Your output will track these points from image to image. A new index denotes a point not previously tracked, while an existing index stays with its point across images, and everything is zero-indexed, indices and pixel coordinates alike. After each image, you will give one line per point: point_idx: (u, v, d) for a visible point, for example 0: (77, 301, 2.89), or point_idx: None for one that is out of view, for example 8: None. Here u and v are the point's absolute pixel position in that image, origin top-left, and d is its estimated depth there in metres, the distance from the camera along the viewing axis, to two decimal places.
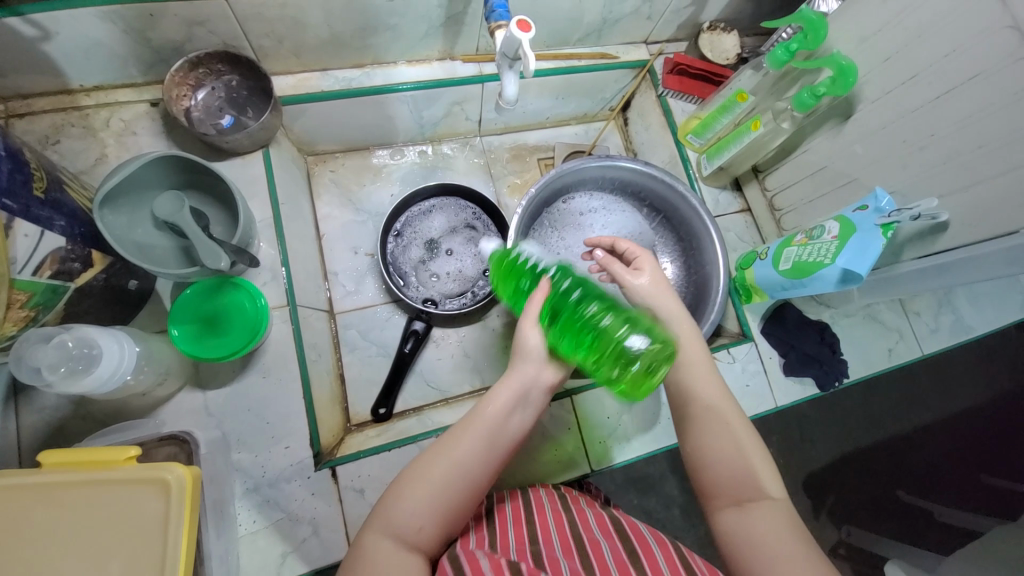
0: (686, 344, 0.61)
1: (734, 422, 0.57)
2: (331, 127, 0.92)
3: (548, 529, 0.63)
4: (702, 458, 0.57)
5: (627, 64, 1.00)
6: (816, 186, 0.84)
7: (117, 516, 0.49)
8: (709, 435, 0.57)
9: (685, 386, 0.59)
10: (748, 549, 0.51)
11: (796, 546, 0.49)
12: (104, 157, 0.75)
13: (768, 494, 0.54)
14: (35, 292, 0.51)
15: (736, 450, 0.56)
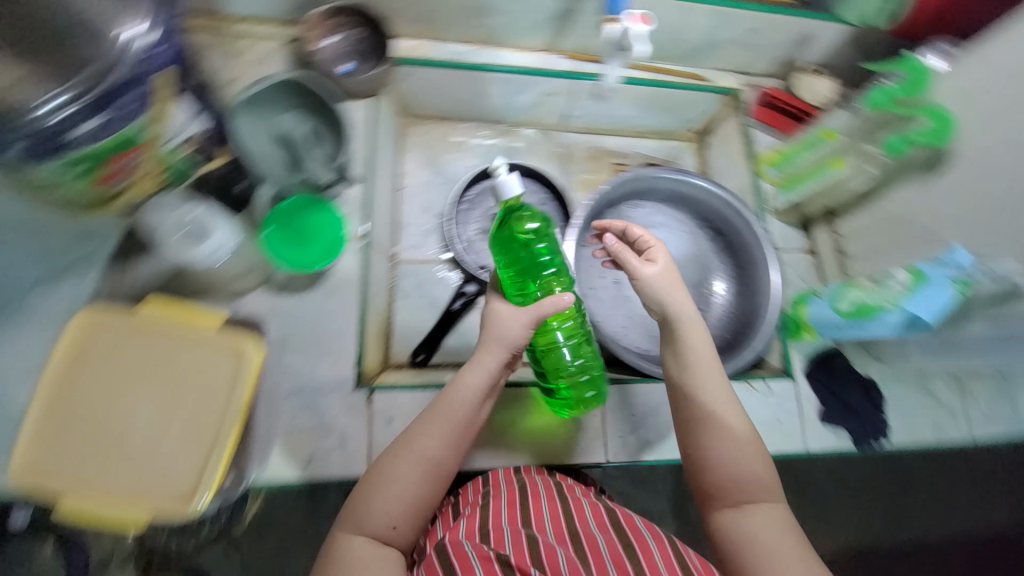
0: (699, 341, 0.62)
1: (739, 424, 0.59)
2: (431, 93, 0.99)
3: (542, 513, 0.65)
4: (703, 451, 0.59)
5: (719, 89, 1.02)
6: (890, 235, 0.83)
7: (193, 369, 0.56)
8: (712, 431, 0.59)
9: (695, 381, 0.61)
10: (740, 541, 0.53)
11: (793, 544, 0.52)
12: (238, 77, 0.84)
13: (766, 495, 0.56)
14: (171, 165, 0.61)
15: (739, 451, 0.57)
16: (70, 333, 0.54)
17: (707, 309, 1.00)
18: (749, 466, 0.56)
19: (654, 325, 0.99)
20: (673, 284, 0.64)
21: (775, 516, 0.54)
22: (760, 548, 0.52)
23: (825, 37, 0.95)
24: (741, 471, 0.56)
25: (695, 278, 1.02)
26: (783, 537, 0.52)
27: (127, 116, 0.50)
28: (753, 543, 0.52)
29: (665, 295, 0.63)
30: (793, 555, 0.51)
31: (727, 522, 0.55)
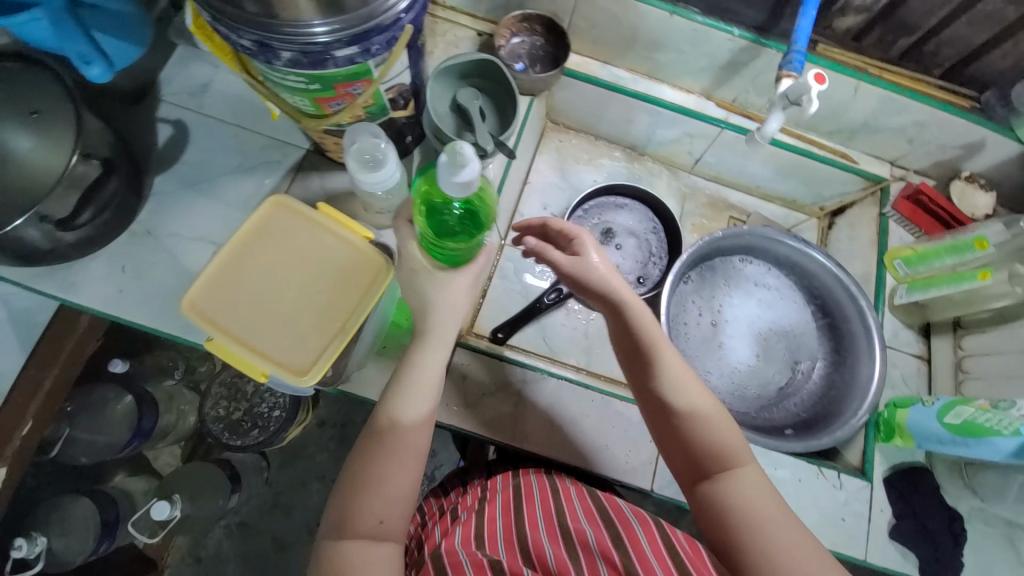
0: (651, 327, 0.68)
1: (703, 405, 0.65)
2: (582, 107, 1.07)
3: (533, 514, 0.71)
4: (693, 443, 0.64)
5: (863, 173, 1.01)
6: (1023, 364, 0.76)
7: (338, 269, 0.64)
8: (691, 418, 0.65)
9: (668, 374, 0.66)
10: (735, 509, 0.60)
11: (766, 500, 0.61)
12: (431, 52, 0.97)
13: (739, 464, 0.63)
14: (375, 103, 0.70)
15: (713, 432, 0.64)
16: (261, 209, 0.64)
17: (793, 386, 0.97)
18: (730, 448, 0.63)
19: (736, 381, 0.97)
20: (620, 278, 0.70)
21: (759, 484, 0.62)
22: (755, 521, 0.59)
23: (996, 149, 0.92)
24: (723, 449, 0.64)
25: (790, 353, 0.99)
26: (768, 502, 0.60)
27: (372, 53, 0.60)
28: (749, 518, 0.59)
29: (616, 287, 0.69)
30: (779, 517, 0.59)
31: (722, 503, 0.61)
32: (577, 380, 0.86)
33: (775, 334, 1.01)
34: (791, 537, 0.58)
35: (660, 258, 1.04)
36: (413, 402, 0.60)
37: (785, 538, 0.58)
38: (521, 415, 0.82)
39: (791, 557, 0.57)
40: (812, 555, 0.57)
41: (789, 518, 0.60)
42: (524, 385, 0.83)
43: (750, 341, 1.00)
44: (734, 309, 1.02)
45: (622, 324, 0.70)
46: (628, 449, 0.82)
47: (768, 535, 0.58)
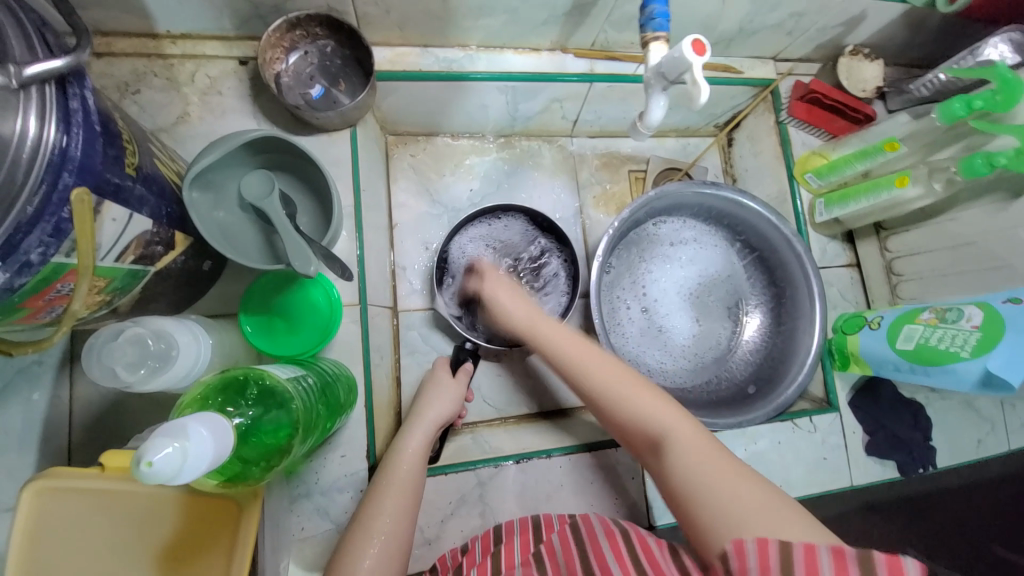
0: (543, 328, 0.61)
1: (602, 375, 0.55)
2: (422, 108, 0.84)
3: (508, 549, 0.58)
4: (621, 424, 0.53)
5: (750, 82, 0.89)
6: (954, 260, 0.74)
7: (184, 512, 0.46)
8: (605, 398, 0.54)
9: (573, 365, 0.57)
10: (672, 489, 0.47)
11: (711, 466, 0.46)
12: (185, 115, 0.68)
13: (664, 429, 0.50)
14: (115, 277, 0.46)
15: (624, 402, 0.53)
16: (24, 511, 0.44)
17: (739, 338, 0.94)
18: (654, 416, 0.51)
19: (685, 359, 0.92)
20: (521, 300, 0.64)
21: (697, 440, 0.48)
22: (694, 484, 0.45)
23: (877, 18, 0.82)
24: (643, 421, 0.51)
25: (730, 305, 0.95)
26: (711, 458, 0.46)
27: (39, 264, 0.38)
28: (692, 490, 0.45)
29: (514, 310, 0.63)
30: (726, 471, 0.45)
31: (665, 480, 0.48)
32: (539, 449, 0.75)
33: (707, 291, 0.95)
34: (742, 491, 0.44)
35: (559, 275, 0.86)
36: (403, 464, 0.62)
37: (734, 491, 0.44)
38: (494, 520, 0.70)
39: (740, 511, 0.42)
40: (770, 503, 0.43)
41: (740, 468, 0.46)
42: (483, 488, 0.71)
43: (685, 311, 0.94)
44: (659, 283, 0.94)
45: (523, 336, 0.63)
46: (615, 498, 0.74)
47: (714, 494, 0.44)
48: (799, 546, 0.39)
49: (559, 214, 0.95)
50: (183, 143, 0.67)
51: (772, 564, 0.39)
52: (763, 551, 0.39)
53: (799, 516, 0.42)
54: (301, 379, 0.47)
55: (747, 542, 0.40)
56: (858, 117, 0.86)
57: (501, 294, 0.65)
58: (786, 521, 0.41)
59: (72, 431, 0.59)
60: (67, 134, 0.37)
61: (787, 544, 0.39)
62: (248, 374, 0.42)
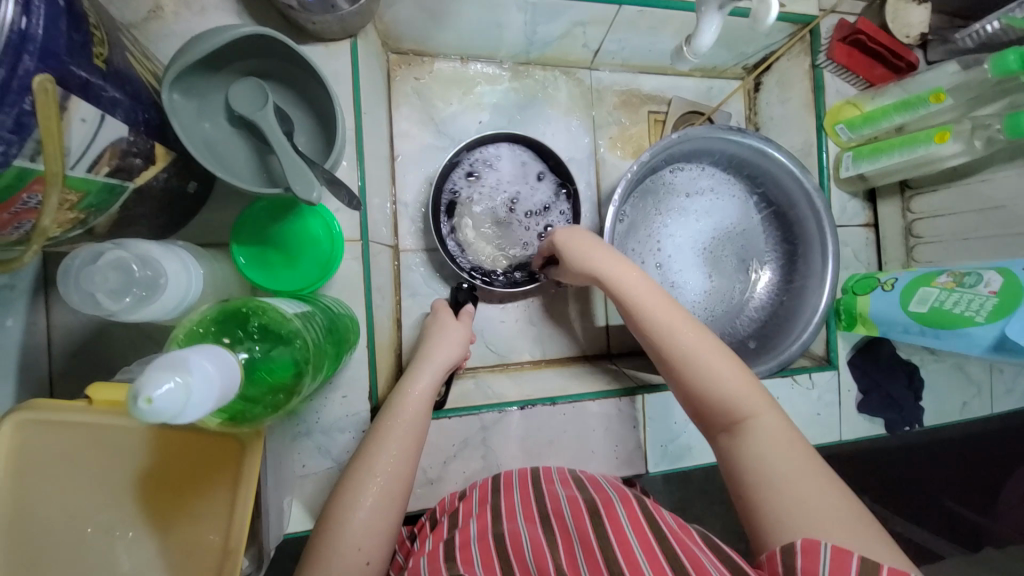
0: (651, 293, 0.57)
1: (692, 340, 0.54)
2: (428, 22, 0.75)
3: (511, 500, 0.59)
4: (702, 395, 0.52)
5: (793, 17, 0.81)
6: (977, 224, 0.72)
7: (183, 448, 0.43)
8: (699, 372, 0.52)
9: (659, 322, 0.55)
10: (749, 478, 0.47)
11: (802, 466, 0.46)
12: (157, 10, 0.58)
13: (757, 420, 0.49)
14: (88, 192, 0.40)
15: (719, 381, 0.52)
16: (4, 441, 0.41)
17: (747, 295, 0.92)
18: (741, 397, 0.50)
19: (691, 314, 0.90)
20: (616, 258, 0.60)
21: (785, 434, 0.48)
22: (774, 476, 0.46)
23: None
24: (730, 399, 0.51)
25: (742, 260, 0.93)
26: (798, 460, 0.46)
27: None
28: (769, 479, 0.46)
29: (606, 264, 0.60)
30: (810, 470, 0.46)
31: (736, 463, 0.49)
32: (543, 396, 0.75)
33: (721, 245, 0.92)
34: (822, 490, 0.44)
35: (558, 212, 0.81)
36: (408, 404, 0.60)
37: (815, 492, 0.44)
38: (496, 464, 0.71)
39: (816, 510, 0.43)
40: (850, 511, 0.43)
41: (825, 473, 0.46)
42: (486, 432, 0.71)
43: (697, 265, 0.92)
44: (674, 235, 0.91)
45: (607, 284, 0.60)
46: (615, 445, 0.75)
47: (783, 487, 0.45)
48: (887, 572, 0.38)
49: (572, 155, 0.89)
50: (156, 43, 0.58)
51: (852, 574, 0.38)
52: (840, 561, 0.39)
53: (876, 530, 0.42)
54: (307, 315, 0.44)
55: (821, 546, 0.40)
56: (900, 65, 0.81)
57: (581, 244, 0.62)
58: (865, 537, 0.41)
59: (51, 361, 0.54)
60: (27, 17, 0.30)
61: (874, 566, 0.38)
62: (248, 306, 0.38)
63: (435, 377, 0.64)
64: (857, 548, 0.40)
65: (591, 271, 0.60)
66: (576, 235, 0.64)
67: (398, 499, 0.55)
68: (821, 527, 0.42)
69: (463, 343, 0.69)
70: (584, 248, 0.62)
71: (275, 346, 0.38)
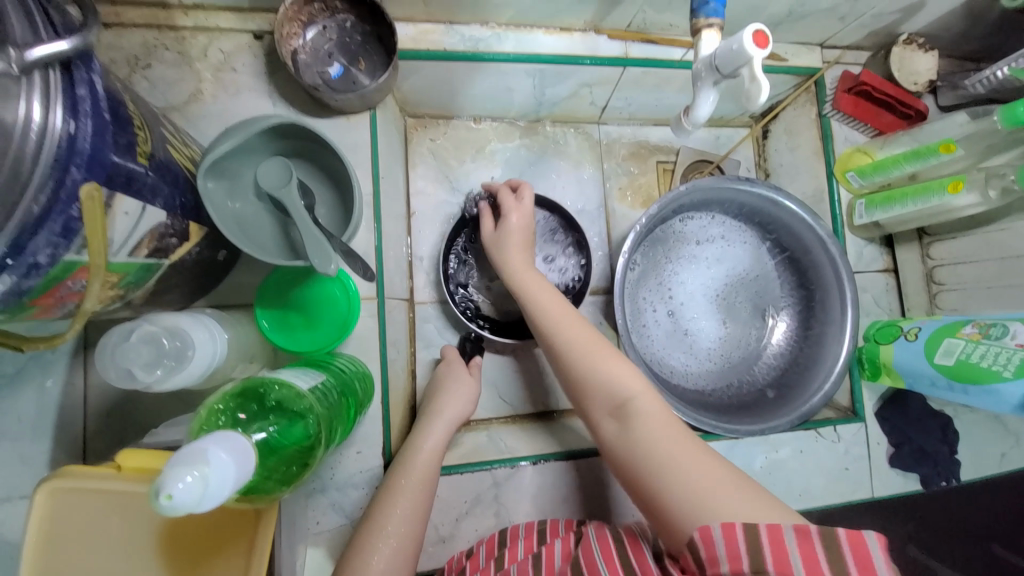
0: (521, 271, 0.66)
1: (581, 335, 0.60)
2: (442, 89, 0.80)
3: (515, 552, 0.59)
4: (591, 387, 0.56)
5: (795, 70, 0.83)
6: (1002, 272, 0.70)
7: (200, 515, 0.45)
8: (589, 366, 0.57)
9: (546, 317, 0.62)
10: (642, 462, 0.48)
11: (671, 439, 0.48)
12: (197, 94, 0.64)
13: (635, 399, 0.53)
14: (128, 272, 0.44)
15: (611, 373, 0.55)
16: (39, 508, 0.43)
17: (765, 342, 0.90)
18: (625, 386, 0.54)
19: (707, 362, 0.89)
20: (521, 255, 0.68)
21: (667, 413, 0.52)
22: (664, 457, 0.47)
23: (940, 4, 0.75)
24: (613, 387, 0.54)
25: (757, 307, 0.92)
26: (678, 435, 0.49)
27: (46, 265, 0.35)
28: (652, 458, 0.48)
29: (515, 257, 0.68)
30: (687, 445, 0.48)
31: (627, 447, 0.50)
32: (557, 451, 0.74)
33: (734, 291, 0.92)
34: (703, 464, 0.46)
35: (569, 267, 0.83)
36: (419, 462, 0.61)
37: (702, 468, 0.45)
38: (508, 521, 0.70)
39: (695, 479, 0.45)
40: (721, 475, 0.45)
41: (712, 452, 0.48)
42: (499, 488, 0.71)
43: (711, 312, 0.91)
44: (686, 282, 0.91)
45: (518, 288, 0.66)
46: (631, 502, 0.73)
47: (674, 464, 0.46)
48: (765, 529, 0.39)
49: (581, 207, 0.91)
50: (196, 124, 0.63)
51: (739, 550, 0.39)
52: (730, 535, 0.40)
53: (762, 500, 0.43)
54: (321, 385, 0.45)
55: (713, 527, 0.40)
56: (908, 113, 0.81)
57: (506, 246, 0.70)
58: (743, 503, 0.43)
59: (85, 419, 0.58)
60: (75, 123, 0.34)
61: (754, 527, 0.39)
62: (266, 382, 0.40)
63: (446, 434, 0.65)
64: (740, 514, 0.42)
65: (507, 267, 0.67)
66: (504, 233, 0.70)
67: (410, 559, 0.55)
68: (706, 500, 0.43)
69: (473, 398, 0.70)
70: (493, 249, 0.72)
71: (289, 418, 0.39)
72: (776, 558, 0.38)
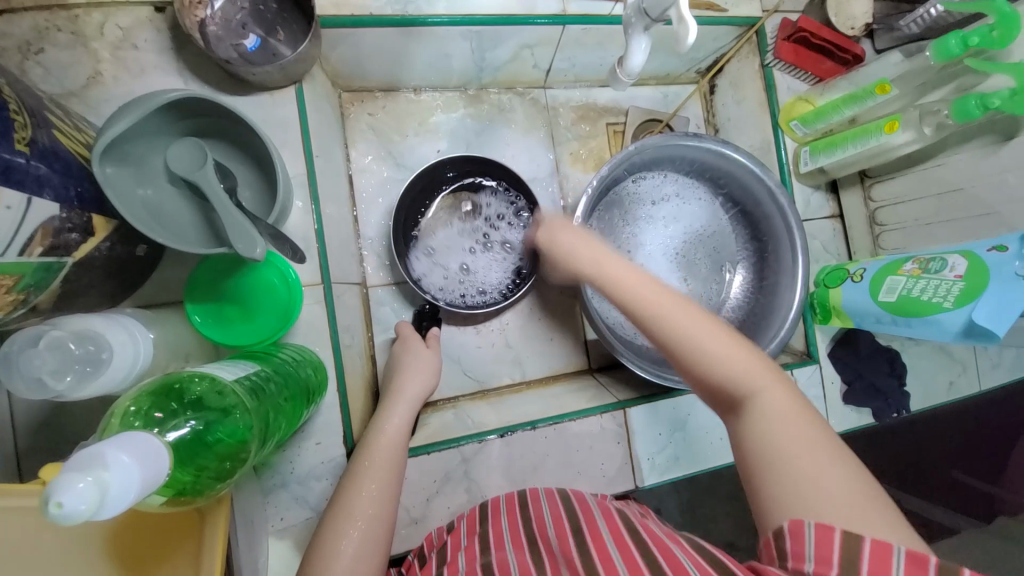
0: (603, 254, 0.57)
1: (687, 314, 0.51)
2: (373, 59, 0.75)
3: (498, 529, 0.57)
4: (699, 376, 0.50)
5: (735, 21, 0.82)
6: (939, 208, 0.73)
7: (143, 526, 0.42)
8: (702, 356, 0.49)
9: (645, 302, 0.52)
10: (768, 461, 0.43)
11: (801, 441, 0.43)
12: (96, 76, 0.58)
13: (757, 392, 0.47)
14: (24, 274, 0.40)
15: (722, 364, 0.48)
16: None
17: (722, 297, 0.92)
18: (745, 372, 0.47)
19: None
20: (589, 242, 0.59)
21: (791, 404, 0.46)
22: (780, 452, 0.43)
23: None
24: (727, 377, 0.48)
25: (713, 262, 0.93)
26: (804, 432, 0.44)
27: None
28: (776, 459, 0.43)
29: (580, 246, 0.59)
30: (818, 447, 0.43)
31: (744, 444, 0.46)
32: (522, 421, 0.74)
33: (691, 249, 0.92)
34: (835, 474, 0.41)
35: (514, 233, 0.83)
36: (383, 445, 0.59)
37: (824, 471, 0.41)
38: (480, 495, 0.70)
39: (832, 495, 0.40)
40: (862, 489, 0.40)
41: (840, 451, 0.43)
42: (468, 464, 0.70)
43: (670, 272, 0.92)
44: (643, 244, 0.91)
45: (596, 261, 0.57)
46: (602, 463, 0.74)
47: (805, 473, 0.41)
48: (868, 540, 0.37)
49: (533, 175, 0.89)
50: (97, 109, 0.58)
51: (831, 554, 0.37)
52: (824, 537, 0.38)
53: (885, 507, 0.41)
54: (253, 376, 0.43)
55: (806, 524, 0.39)
56: (846, 58, 0.82)
57: (560, 235, 0.62)
58: (872, 515, 0.39)
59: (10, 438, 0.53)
60: None
61: (856, 536, 0.37)
62: (186, 377, 0.37)
63: (411, 414, 0.64)
64: (867, 526, 0.38)
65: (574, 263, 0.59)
66: (556, 219, 0.63)
67: (383, 538, 0.53)
68: (834, 511, 0.39)
69: (434, 379, 0.68)
70: (555, 229, 0.63)
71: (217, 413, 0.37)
72: (876, 563, 0.36)
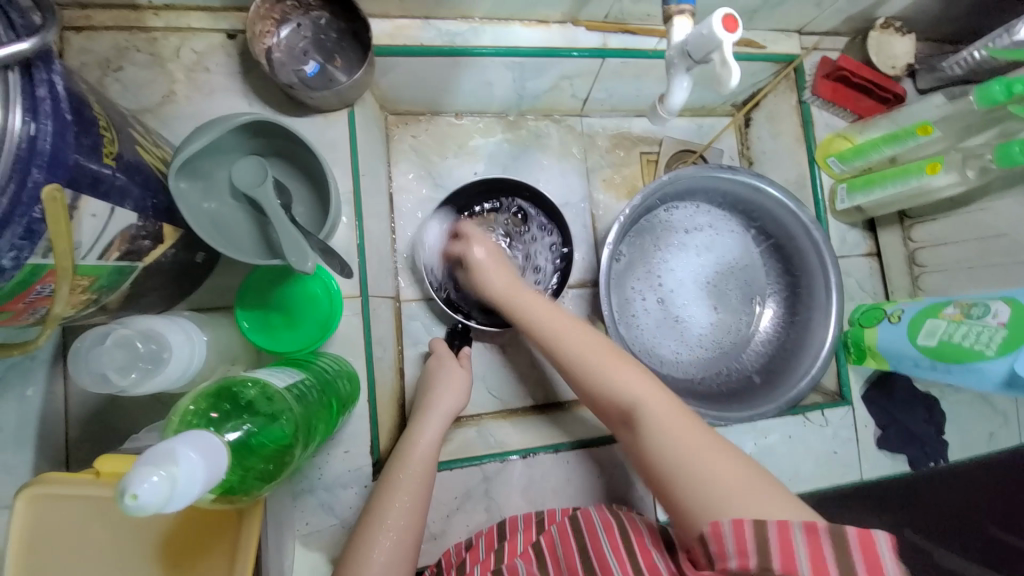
0: (508, 287, 0.65)
1: (584, 347, 0.57)
2: (421, 86, 0.79)
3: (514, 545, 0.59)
4: (598, 395, 0.55)
5: (772, 58, 0.83)
6: (983, 252, 0.71)
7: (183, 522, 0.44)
8: (602, 378, 0.54)
9: (546, 332, 0.59)
10: (664, 467, 0.46)
11: (696, 440, 0.47)
12: (171, 95, 0.63)
13: (643, 401, 0.51)
14: (100, 275, 0.43)
15: (619, 385, 0.53)
16: (21, 509, 0.43)
17: (752, 329, 0.91)
18: (631, 388, 0.52)
19: (697, 350, 0.89)
20: (511, 279, 0.65)
21: (672, 408, 0.50)
22: (671, 454, 0.46)
23: None
24: (621, 393, 0.53)
25: (744, 293, 0.92)
26: (692, 432, 0.47)
27: (12, 268, 0.35)
28: (669, 460, 0.46)
29: (499, 280, 0.65)
30: (704, 443, 0.46)
31: (642, 451, 0.49)
32: (546, 444, 0.74)
33: (723, 280, 0.92)
34: (720, 465, 0.45)
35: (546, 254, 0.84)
36: (413, 457, 0.60)
37: (716, 465, 0.44)
38: (500, 515, 0.70)
39: (719, 485, 0.43)
40: (743, 477, 0.44)
41: (724, 446, 0.46)
42: (489, 483, 0.71)
43: (700, 301, 0.91)
44: (673, 273, 0.91)
45: (505, 308, 0.65)
46: (622, 492, 0.74)
47: (697, 468, 0.45)
48: (771, 524, 0.40)
49: (566, 200, 0.91)
50: (169, 126, 0.63)
51: (748, 546, 0.40)
52: (740, 533, 0.40)
53: None
54: (300, 383, 0.45)
55: (723, 523, 0.41)
56: (886, 97, 0.82)
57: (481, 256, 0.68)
58: (764, 502, 0.42)
59: (67, 427, 0.57)
60: (36, 124, 0.33)
61: (763, 524, 0.40)
62: (242, 381, 0.40)
63: (439, 429, 0.65)
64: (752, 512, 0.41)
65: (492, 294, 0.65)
66: (478, 236, 0.70)
67: (412, 551, 0.55)
68: (725, 502, 0.42)
69: (463, 397, 0.69)
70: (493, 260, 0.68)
71: (265, 417, 0.39)
72: (781, 545, 0.40)
